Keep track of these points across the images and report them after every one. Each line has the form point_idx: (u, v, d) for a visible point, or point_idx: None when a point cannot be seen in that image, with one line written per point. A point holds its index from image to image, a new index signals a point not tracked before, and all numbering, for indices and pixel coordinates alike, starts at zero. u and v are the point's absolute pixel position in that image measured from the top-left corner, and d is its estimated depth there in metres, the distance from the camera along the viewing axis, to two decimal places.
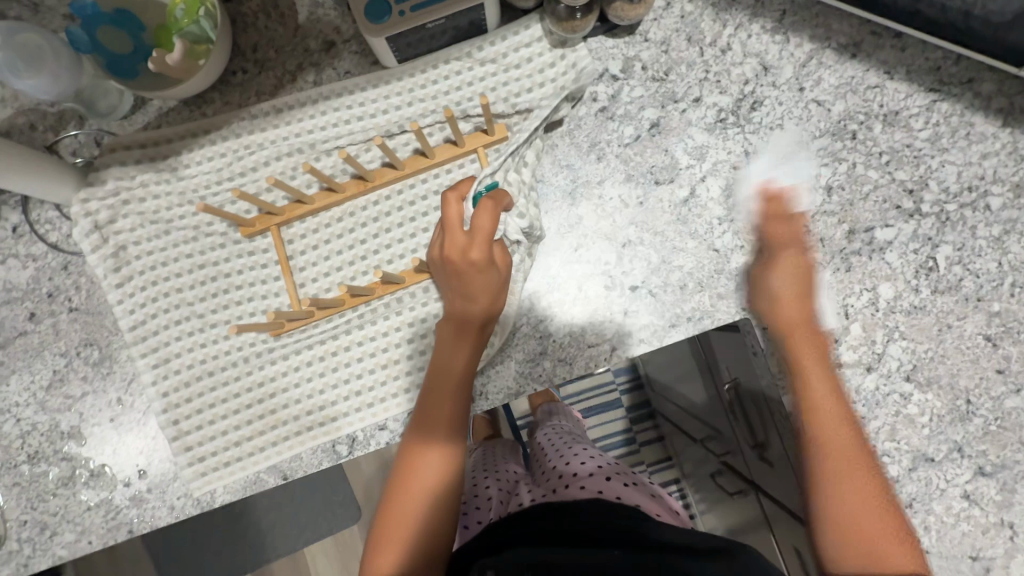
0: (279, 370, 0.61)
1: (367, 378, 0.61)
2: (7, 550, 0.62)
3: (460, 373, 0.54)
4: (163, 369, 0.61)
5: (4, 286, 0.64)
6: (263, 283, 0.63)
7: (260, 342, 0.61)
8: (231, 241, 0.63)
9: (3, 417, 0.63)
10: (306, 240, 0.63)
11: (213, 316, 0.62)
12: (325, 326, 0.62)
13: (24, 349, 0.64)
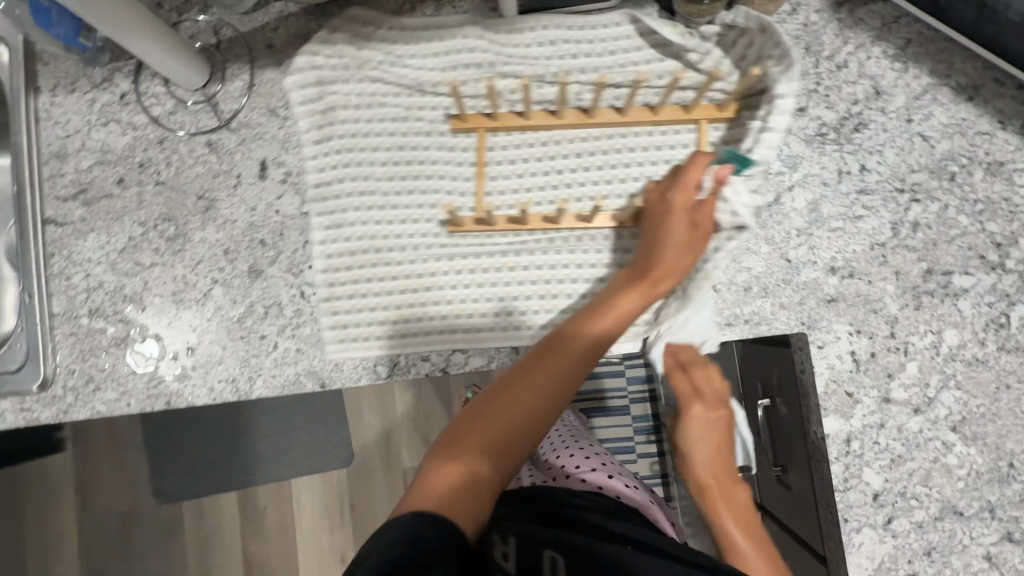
0: (441, 269, 0.64)
1: (518, 283, 0.64)
2: (51, 394, 0.65)
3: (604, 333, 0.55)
4: (334, 233, 0.65)
5: (102, 148, 0.67)
6: (450, 180, 0.66)
7: (432, 237, 0.65)
8: (436, 132, 0.66)
9: (74, 270, 0.66)
10: (507, 153, 0.67)
11: (396, 200, 0.65)
12: (503, 241, 0.65)
13: (106, 210, 0.66)
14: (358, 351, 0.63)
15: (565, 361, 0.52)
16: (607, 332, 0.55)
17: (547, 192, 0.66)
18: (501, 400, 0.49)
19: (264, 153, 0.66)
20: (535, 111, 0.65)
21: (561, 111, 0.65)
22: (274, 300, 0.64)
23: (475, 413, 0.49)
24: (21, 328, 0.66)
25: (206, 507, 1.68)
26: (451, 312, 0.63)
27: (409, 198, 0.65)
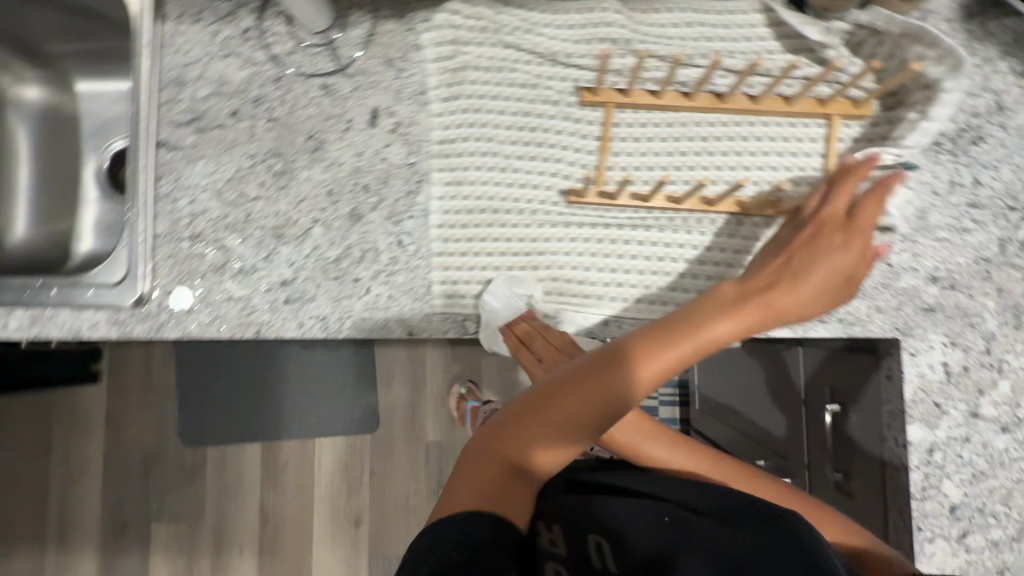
0: (556, 235, 0.64)
1: (634, 260, 0.63)
2: (146, 310, 0.67)
3: (661, 365, 0.51)
4: (454, 189, 0.65)
5: (219, 79, 0.68)
6: (575, 151, 0.64)
7: (551, 204, 0.64)
8: (564, 103, 0.64)
9: (181, 194, 0.68)
10: (632, 130, 0.64)
11: (517, 163, 0.65)
12: (625, 217, 0.63)
13: (217, 140, 0.68)
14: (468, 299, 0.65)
15: (602, 399, 0.50)
16: (662, 370, 0.51)
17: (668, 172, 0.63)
18: (537, 410, 0.51)
19: (377, 101, 0.67)
20: (669, 91, 0.62)
21: (694, 93, 0.62)
22: (371, 246, 0.66)
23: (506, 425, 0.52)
24: (124, 245, 0.68)
25: (229, 456, 1.71)
26: (554, 277, 0.64)
27: (531, 165, 0.64)
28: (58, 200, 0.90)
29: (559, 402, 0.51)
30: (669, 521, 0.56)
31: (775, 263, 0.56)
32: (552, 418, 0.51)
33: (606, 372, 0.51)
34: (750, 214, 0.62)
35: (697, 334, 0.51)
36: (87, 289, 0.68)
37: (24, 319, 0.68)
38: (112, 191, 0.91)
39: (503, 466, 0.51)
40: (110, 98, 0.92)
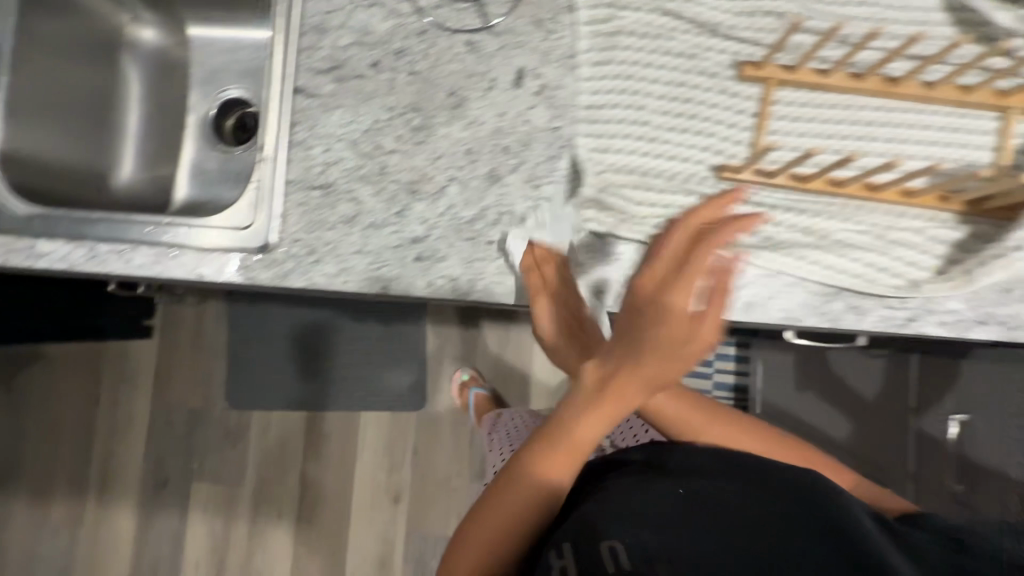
0: (704, 209, 0.61)
1: (785, 242, 0.60)
2: (273, 257, 0.66)
3: (587, 439, 0.49)
4: (598, 156, 0.63)
5: (362, 29, 0.67)
6: (729, 126, 0.62)
7: (700, 178, 0.62)
8: (721, 77, 0.62)
9: (315, 142, 0.66)
10: (793, 108, 0.61)
11: (666, 133, 0.63)
12: (780, 197, 0.61)
13: (356, 90, 0.66)
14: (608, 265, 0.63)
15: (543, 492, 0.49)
16: (590, 439, 0.48)
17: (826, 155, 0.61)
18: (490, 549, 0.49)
19: (524, 61, 0.65)
20: (838, 71, 0.59)
21: (865, 75, 0.59)
22: (509, 210, 0.64)
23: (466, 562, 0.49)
24: (255, 190, 0.67)
25: (273, 422, 1.70)
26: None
27: (681, 136, 0.62)
28: (165, 146, 0.89)
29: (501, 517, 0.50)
30: (683, 496, 0.50)
31: (625, 319, 0.46)
32: (499, 517, 0.50)
33: (574, 442, 0.49)
34: (915, 204, 0.59)
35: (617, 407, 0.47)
36: (214, 232, 0.67)
37: (150, 256, 0.67)
38: (218, 141, 0.91)
39: None
40: (221, 47, 0.90)
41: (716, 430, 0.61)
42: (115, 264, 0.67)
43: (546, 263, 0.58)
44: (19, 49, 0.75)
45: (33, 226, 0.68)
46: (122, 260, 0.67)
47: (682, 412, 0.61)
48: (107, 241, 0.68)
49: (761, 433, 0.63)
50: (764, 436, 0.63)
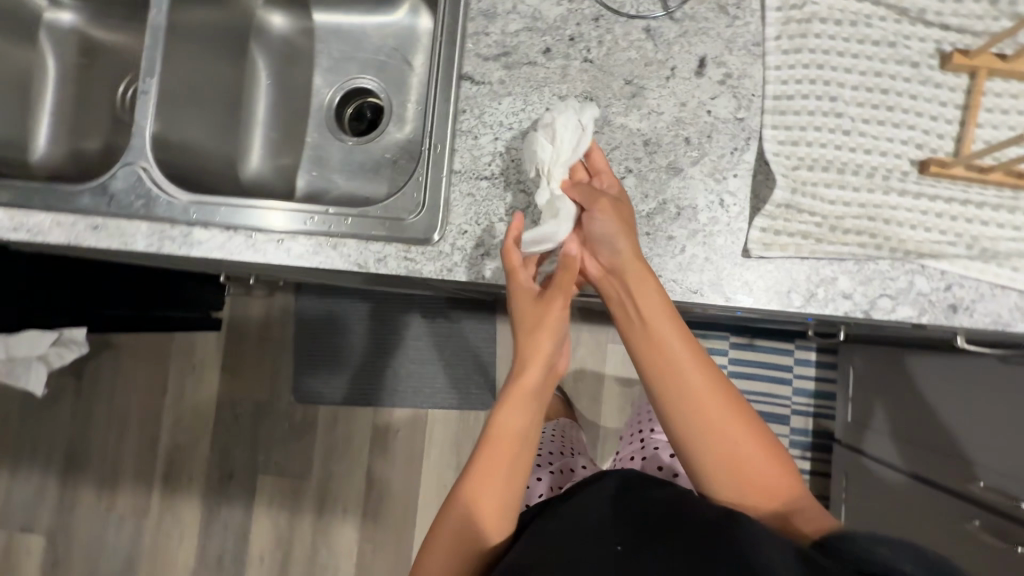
0: (905, 205, 0.58)
1: (998, 244, 0.56)
2: (437, 250, 0.64)
3: (515, 432, 0.56)
4: (789, 148, 0.60)
5: (533, 15, 0.65)
6: (932, 118, 0.58)
7: (900, 173, 0.58)
8: (924, 66, 0.59)
9: (483, 132, 0.64)
10: (1005, 100, 0.57)
11: (864, 125, 0.59)
12: (990, 194, 0.57)
13: (526, 78, 0.64)
14: (798, 262, 0.59)
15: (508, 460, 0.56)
16: (520, 430, 0.56)
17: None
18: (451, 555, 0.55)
19: (706, 50, 0.62)
20: None
21: None
22: (689, 204, 0.61)
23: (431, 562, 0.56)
24: (418, 179, 0.64)
25: (339, 418, 1.68)
26: (901, 253, 0.57)
27: (878, 129, 0.59)
28: (290, 134, 0.88)
29: (461, 515, 0.56)
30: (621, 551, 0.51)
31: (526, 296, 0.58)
32: (463, 514, 0.56)
33: (522, 386, 0.56)
34: None
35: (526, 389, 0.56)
36: (375, 222, 0.64)
37: (308, 246, 0.65)
38: (340, 131, 0.89)
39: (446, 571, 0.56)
40: (348, 34, 0.88)
41: (700, 408, 0.55)
42: (272, 253, 0.65)
43: (582, 187, 0.58)
44: (169, 35, 0.74)
45: (189, 214, 0.67)
46: (279, 249, 0.66)
47: (676, 386, 0.55)
48: (263, 230, 0.66)
49: (737, 417, 0.55)
50: (733, 416, 0.55)
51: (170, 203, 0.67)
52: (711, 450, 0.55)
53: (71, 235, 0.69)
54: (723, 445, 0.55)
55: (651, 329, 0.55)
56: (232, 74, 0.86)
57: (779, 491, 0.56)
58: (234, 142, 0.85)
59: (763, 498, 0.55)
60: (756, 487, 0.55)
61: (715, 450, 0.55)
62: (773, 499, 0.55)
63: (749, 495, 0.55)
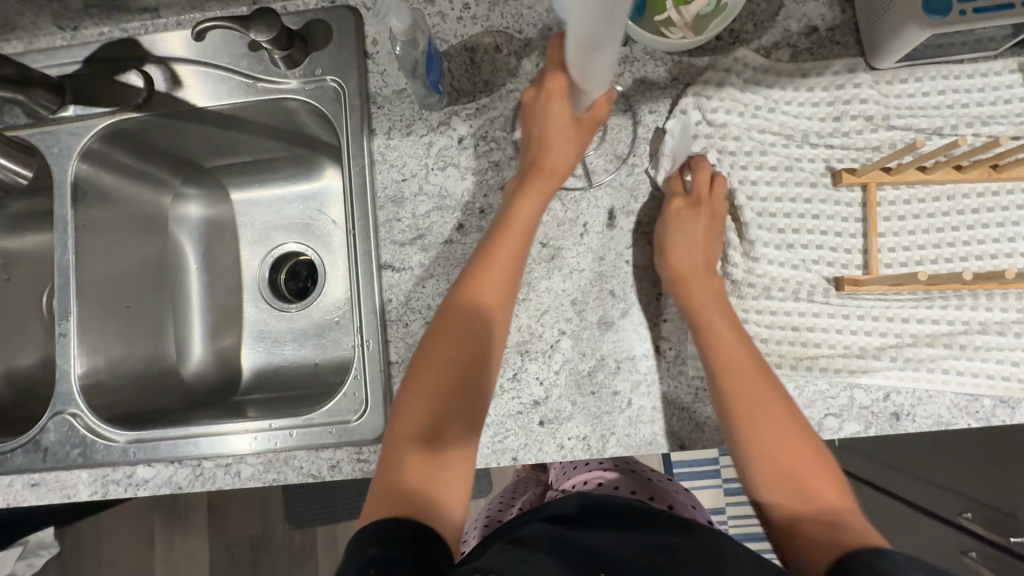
0: (830, 321, 0.59)
1: (921, 350, 0.58)
2: None
3: (531, 214, 0.59)
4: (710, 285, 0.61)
5: (440, 193, 0.65)
6: (836, 234, 0.60)
7: (820, 291, 0.60)
8: (818, 185, 0.61)
9: (414, 317, 0.64)
10: (898, 208, 0.60)
11: (776, 251, 0.61)
12: (904, 298, 0.59)
13: (446, 256, 0.64)
14: None
15: (515, 248, 0.58)
16: (534, 215, 0.59)
17: (942, 252, 0.59)
18: (456, 351, 0.56)
19: (612, 201, 0.63)
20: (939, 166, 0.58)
21: (967, 166, 0.58)
22: (626, 355, 0.62)
23: (430, 362, 0.56)
24: (357, 377, 0.64)
25: (340, 532, 1.60)
26: (834, 372, 0.58)
27: (788, 252, 0.60)
28: (225, 313, 0.85)
29: (476, 293, 0.57)
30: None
31: (557, 116, 0.59)
32: (494, 306, 0.57)
33: (547, 174, 0.59)
34: None
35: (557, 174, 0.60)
36: (321, 429, 0.63)
37: (258, 465, 0.64)
38: (276, 299, 0.85)
39: (444, 394, 0.55)
40: (265, 204, 0.86)
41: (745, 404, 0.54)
42: (224, 479, 0.64)
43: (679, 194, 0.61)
44: (81, 264, 0.73)
45: (129, 454, 0.65)
46: (229, 473, 0.64)
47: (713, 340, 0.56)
48: (210, 457, 0.64)
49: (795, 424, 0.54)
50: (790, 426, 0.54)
51: (108, 446, 0.65)
52: (765, 436, 0.54)
53: (10, 496, 0.66)
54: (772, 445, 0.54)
55: (693, 291, 0.58)
56: (154, 276, 0.82)
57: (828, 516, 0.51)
58: (170, 348, 0.81)
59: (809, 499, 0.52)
60: (807, 487, 0.53)
61: (753, 423, 0.54)
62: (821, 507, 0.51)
63: (796, 495, 0.53)
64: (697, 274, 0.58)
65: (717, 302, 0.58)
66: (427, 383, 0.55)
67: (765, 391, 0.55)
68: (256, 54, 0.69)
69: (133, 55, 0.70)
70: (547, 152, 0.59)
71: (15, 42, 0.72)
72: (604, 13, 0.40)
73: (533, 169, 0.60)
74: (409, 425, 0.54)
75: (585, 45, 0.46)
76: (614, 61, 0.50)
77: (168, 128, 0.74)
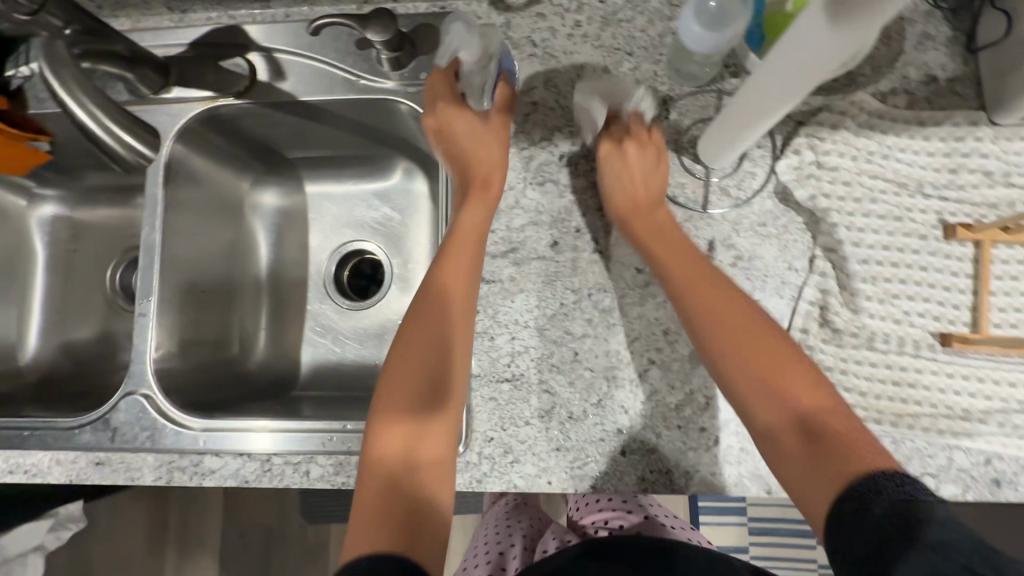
0: (934, 377, 0.57)
1: None
2: (465, 460, 0.62)
3: (478, 224, 0.60)
4: (810, 328, 0.59)
5: (536, 209, 0.64)
6: (944, 289, 0.58)
7: (925, 346, 0.58)
8: (930, 237, 0.59)
9: (499, 332, 0.63)
10: (1011, 268, 0.58)
11: (884, 300, 0.58)
12: (1013, 360, 0.57)
13: (537, 273, 0.63)
14: None
15: (471, 254, 0.59)
16: (480, 224, 0.60)
17: None
18: (409, 370, 0.54)
19: (713, 233, 0.62)
20: None
21: None
22: (716, 392, 0.60)
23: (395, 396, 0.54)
24: None
25: None
26: (935, 432, 0.56)
27: (894, 302, 0.58)
28: (290, 305, 0.84)
29: (425, 317, 0.56)
30: None
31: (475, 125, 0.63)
32: (446, 308, 0.57)
33: (484, 181, 0.62)
34: None
35: (495, 175, 0.62)
36: None
37: (328, 467, 0.62)
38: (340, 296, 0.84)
39: (400, 416, 0.53)
40: (340, 200, 0.86)
41: (740, 335, 0.50)
42: (292, 478, 0.63)
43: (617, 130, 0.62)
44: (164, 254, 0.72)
45: (199, 442, 0.64)
46: (298, 472, 0.63)
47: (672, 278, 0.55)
48: (281, 453, 0.63)
49: (754, 320, 0.51)
50: (771, 337, 0.50)
51: (180, 432, 0.65)
52: (738, 351, 0.50)
53: (73, 473, 0.65)
54: (732, 357, 0.50)
55: (638, 215, 0.59)
56: (227, 265, 0.82)
57: (790, 432, 0.46)
58: (235, 339, 0.81)
59: (787, 409, 0.47)
60: (797, 396, 0.47)
61: (723, 340, 0.51)
62: (799, 413, 0.46)
63: (779, 398, 0.47)
64: (650, 190, 0.59)
65: (669, 226, 0.59)
66: (383, 410, 0.53)
67: (728, 306, 0.52)
68: (363, 52, 0.69)
69: (239, 43, 0.70)
70: (478, 159, 0.62)
71: (123, 21, 0.73)
72: (801, 70, 0.42)
73: (473, 183, 0.62)
74: (373, 454, 0.52)
75: (779, 73, 0.44)
76: (794, 101, 0.48)
77: (263, 118, 0.74)
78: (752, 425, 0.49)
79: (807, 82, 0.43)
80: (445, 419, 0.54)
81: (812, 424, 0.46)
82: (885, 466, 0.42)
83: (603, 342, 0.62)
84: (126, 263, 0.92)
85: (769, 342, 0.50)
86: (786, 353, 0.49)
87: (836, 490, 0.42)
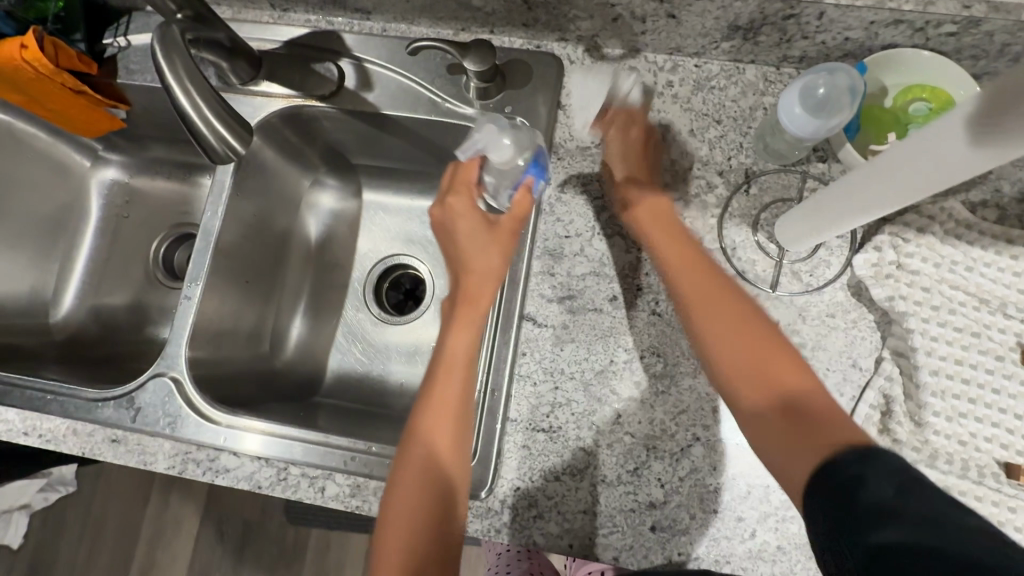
0: (995, 509, 0.54)
1: None
2: (486, 506, 0.59)
3: (465, 350, 0.56)
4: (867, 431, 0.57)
5: (600, 261, 0.63)
6: (1016, 416, 0.55)
7: (988, 473, 0.55)
8: (1006, 359, 0.57)
9: (543, 379, 0.61)
10: None
11: (950, 416, 0.56)
12: None
13: (591, 327, 0.62)
14: None
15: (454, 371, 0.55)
16: (472, 347, 0.56)
17: None
18: (407, 501, 0.52)
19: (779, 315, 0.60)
20: None
21: None
22: (759, 481, 0.57)
23: (411, 464, 0.53)
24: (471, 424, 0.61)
25: (333, 542, 1.37)
26: None
27: (961, 422, 0.56)
28: (327, 307, 0.83)
29: (413, 444, 0.53)
30: None
31: (478, 230, 0.59)
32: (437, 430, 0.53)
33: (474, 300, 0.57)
34: None
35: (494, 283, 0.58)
36: None
37: (345, 487, 0.60)
38: (374, 300, 0.83)
39: (402, 541, 0.51)
40: (393, 211, 0.85)
41: (710, 311, 0.49)
42: (306, 492, 0.61)
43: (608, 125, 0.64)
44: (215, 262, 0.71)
45: (219, 437, 0.63)
46: (313, 487, 0.61)
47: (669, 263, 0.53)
48: (299, 464, 0.61)
49: (744, 313, 0.48)
50: (750, 319, 0.48)
51: (201, 424, 0.63)
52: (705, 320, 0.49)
53: (87, 446, 0.64)
54: (722, 337, 0.47)
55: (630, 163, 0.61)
56: (274, 260, 0.81)
57: (775, 414, 0.43)
58: (267, 335, 0.80)
59: (772, 390, 0.44)
60: (778, 380, 0.44)
61: (703, 310, 0.49)
62: (786, 399, 0.44)
63: (755, 380, 0.45)
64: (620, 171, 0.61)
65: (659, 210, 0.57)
66: (387, 541, 0.51)
67: (698, 290, 0.50)
68: (452, 77, 0.69)
69: (332, 48, 0.71)
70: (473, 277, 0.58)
71: (224, 8, 0.74)
72: (921, 177, 0.41)
73: (460, 297, 0.58)
74: None
75: (888, 179, 0.43)
76: (897, 207, 0.47)
77: (340, 123, 0.74)
78: (736, 406, 0.46)
79: (922, 190, 0.42)
80: (458, 476, 0.53)
81: (790, 407, 0.43)
82: (859, 441, 0.39)
83: (649, 410, 0.59)
84: (174, 238, 0.92)
85: (740, 320, 0.48)
86: (766, 332, 0.47)
87: (818, 461, 0.39)
